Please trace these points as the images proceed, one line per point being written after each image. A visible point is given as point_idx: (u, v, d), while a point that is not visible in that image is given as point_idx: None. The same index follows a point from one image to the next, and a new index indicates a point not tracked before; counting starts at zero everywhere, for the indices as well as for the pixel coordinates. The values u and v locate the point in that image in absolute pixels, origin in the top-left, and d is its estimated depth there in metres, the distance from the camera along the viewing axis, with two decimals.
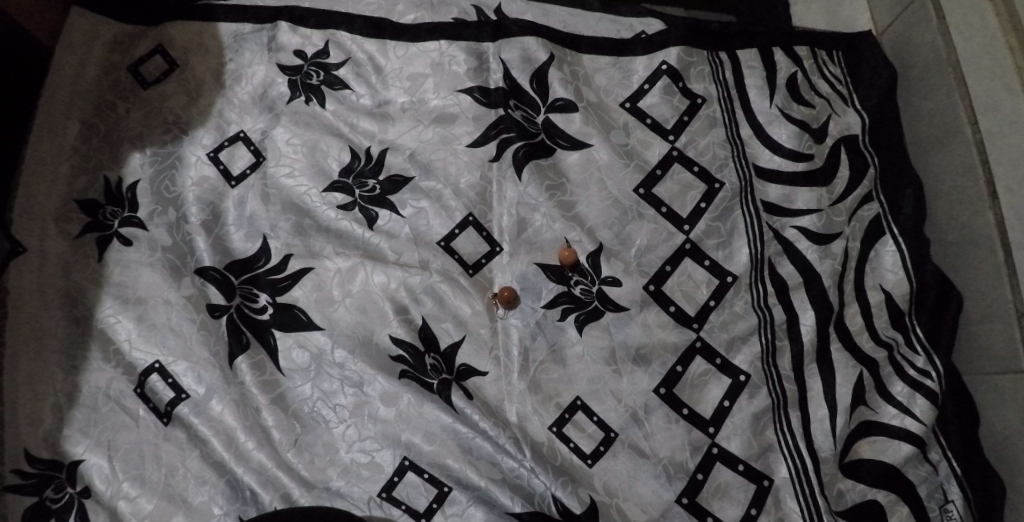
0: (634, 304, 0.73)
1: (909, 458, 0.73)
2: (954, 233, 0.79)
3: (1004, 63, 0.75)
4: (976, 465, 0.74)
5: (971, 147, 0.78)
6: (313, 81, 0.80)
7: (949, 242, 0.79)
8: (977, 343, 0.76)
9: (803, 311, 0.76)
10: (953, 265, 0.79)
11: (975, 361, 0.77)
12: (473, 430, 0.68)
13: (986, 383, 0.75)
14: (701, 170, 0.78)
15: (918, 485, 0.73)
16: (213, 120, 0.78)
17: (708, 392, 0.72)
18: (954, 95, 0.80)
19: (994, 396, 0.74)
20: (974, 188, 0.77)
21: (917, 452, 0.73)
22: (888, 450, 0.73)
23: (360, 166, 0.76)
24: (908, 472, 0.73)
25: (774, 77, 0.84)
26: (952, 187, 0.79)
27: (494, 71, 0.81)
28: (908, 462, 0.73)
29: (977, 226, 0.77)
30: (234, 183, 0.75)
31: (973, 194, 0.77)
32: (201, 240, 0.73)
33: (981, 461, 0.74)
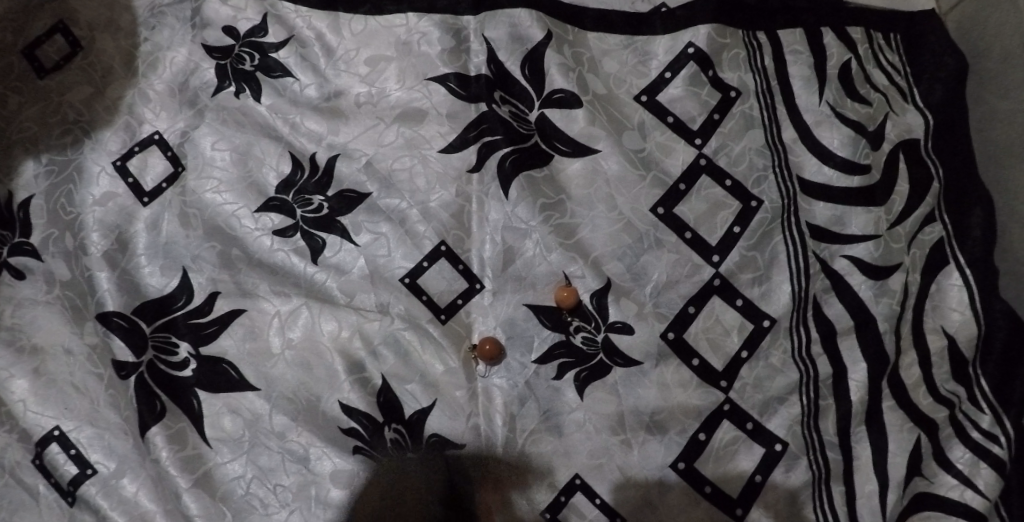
0: (648, 357, 0.59)
1: None
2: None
3: None
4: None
5: None
6: (246, 66, 0.64)
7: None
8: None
9: (853, 363, 0.61)
10: None
11: None
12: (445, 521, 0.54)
13: None
14: (734, 184, 0.63)
15: None
16: (121, 117, 0.62)
17: (735, 465, 0.58)
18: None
19: None
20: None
21: None
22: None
23: (303, 178, 0.61)
24: None
25: (823, 64, 0.67)
26: None
27: (475, 53, 0.65)
28: None
29: None
30: (147, 200, 0.60)
31: None
32: (104, 278, 0.58)
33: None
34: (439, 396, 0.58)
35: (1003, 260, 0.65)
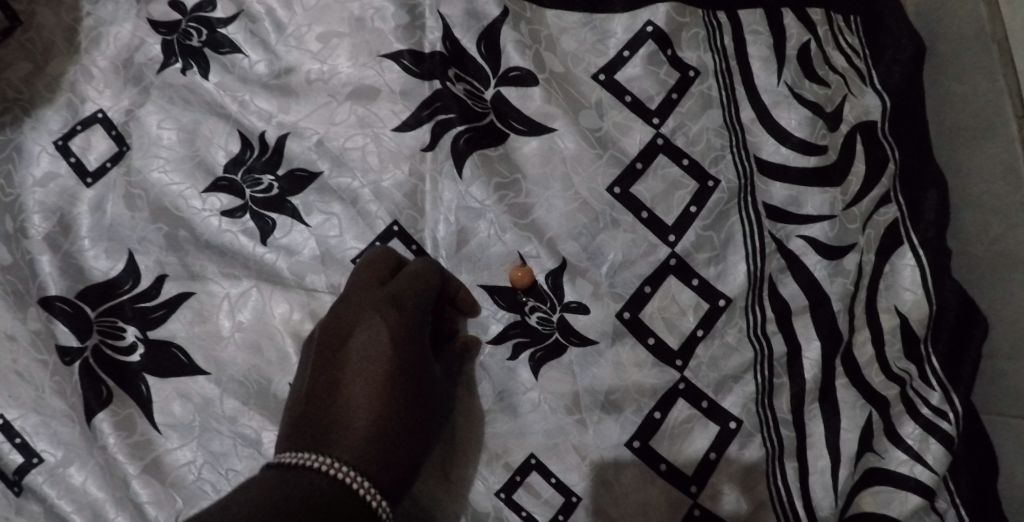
0: (604, 337, 0.60)
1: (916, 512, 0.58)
2: (983, 243, 0.64)
3: None
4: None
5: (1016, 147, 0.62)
6: (194, 42, 0.61)
7: (979, 255, 0.65)
8: (1009, 379, 0.62)
9: (807, 342, 0.61)
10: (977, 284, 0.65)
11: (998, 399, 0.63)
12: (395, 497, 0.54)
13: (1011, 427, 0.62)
14: (691, 164, 0.62)
15: None
16: (62, 95, 0.60)
17: (690, 442, 0.59)
18: (998, 81, 0.63)
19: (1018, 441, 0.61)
20: (1013, 195, 0.62)
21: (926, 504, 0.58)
22: (893, 501, 0.58)
23: (252, 158, 0.60)
24: None
25: (783, 45, 0.65)
26: (986, 192, 0.64)
27: (431, 29, 0.63)
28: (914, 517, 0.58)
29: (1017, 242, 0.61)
30: (90, 181, 0.59)
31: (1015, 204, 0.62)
32: (45, 261, 0.57)
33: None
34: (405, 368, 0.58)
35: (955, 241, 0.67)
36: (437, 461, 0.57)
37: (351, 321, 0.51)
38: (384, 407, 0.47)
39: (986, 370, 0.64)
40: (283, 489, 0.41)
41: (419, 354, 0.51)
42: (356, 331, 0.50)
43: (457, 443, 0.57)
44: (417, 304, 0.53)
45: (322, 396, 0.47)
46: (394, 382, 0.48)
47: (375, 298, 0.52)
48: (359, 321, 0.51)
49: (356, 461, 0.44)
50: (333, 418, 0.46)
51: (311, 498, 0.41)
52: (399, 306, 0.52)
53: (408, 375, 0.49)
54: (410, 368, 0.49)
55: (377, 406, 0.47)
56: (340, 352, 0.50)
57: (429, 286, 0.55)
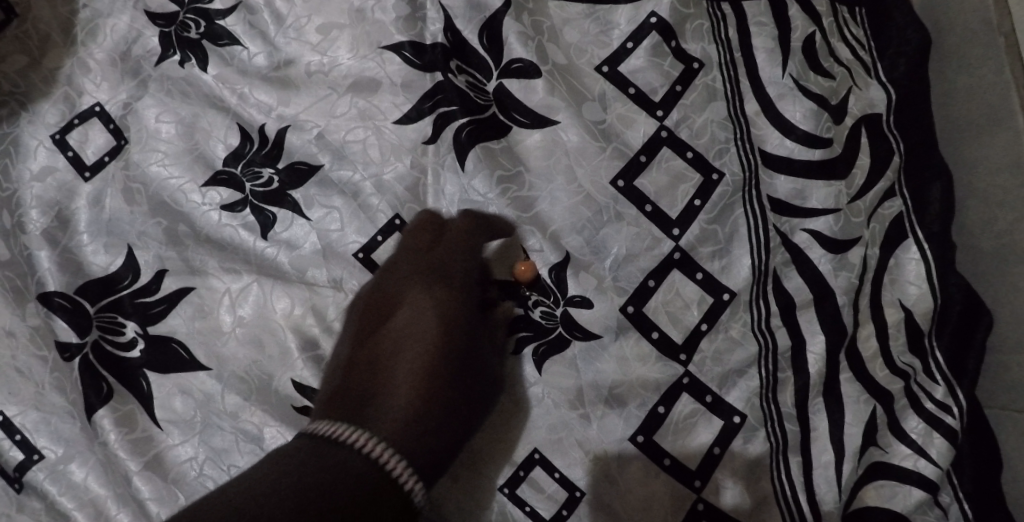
0: (607, 331, 0.59)
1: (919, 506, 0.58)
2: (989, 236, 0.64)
3: None
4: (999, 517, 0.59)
5: (1021, 140, 0.61)
6: (192, 34, 0.61)
7: (983, 248, 0.64)
8: (1013, 373, 0.61)
9: (812, 336, 0.61)
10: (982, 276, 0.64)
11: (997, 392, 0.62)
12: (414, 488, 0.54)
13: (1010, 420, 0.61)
14: (696, 156, 0.61)
15: None
16: (60, 88, 0.59)
17: (695, 437, 0.59)
18: (1006, 76, 0.63)
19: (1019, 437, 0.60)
20: (1020, 191, 0.61)
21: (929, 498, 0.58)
22: (897, 496, 0.58)
23: (251, 151, 0.59)
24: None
25: (787, 37, 0.64)
26: (991, 185, 0.63)
27: (432, 20, 0.62)
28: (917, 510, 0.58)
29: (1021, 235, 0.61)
30: (88, 174, 0.58)
31: (1020, 197, 0.61)
32: (44, 256, 0.56)
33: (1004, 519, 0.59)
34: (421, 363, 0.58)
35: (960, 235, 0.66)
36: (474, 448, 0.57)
37: (401, 300, 0.52)
38: (428, 381, 0.47)
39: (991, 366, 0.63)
40: (319, 460, 0.40)
41: (467, 331, 0.52)
42: (405, 308, 0.52)
43: (497, 435, 0.57)
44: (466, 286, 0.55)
45: (367, 368, 0.48)
46: (439, 359, 0.49)
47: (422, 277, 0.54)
48: (407, 298, 0.53)
49: (395, 424, 0.44)
50: (376, 384, 0.47)
51: (356, 465, 0.40)
52: (447, 281, 0.54)
53: (450, 347, 0.50)
54: (454, 345, 0.51)
55: (424, 377, 0.48)
56: (385, 328, 0.51)
57: (475, 260, 0.57)
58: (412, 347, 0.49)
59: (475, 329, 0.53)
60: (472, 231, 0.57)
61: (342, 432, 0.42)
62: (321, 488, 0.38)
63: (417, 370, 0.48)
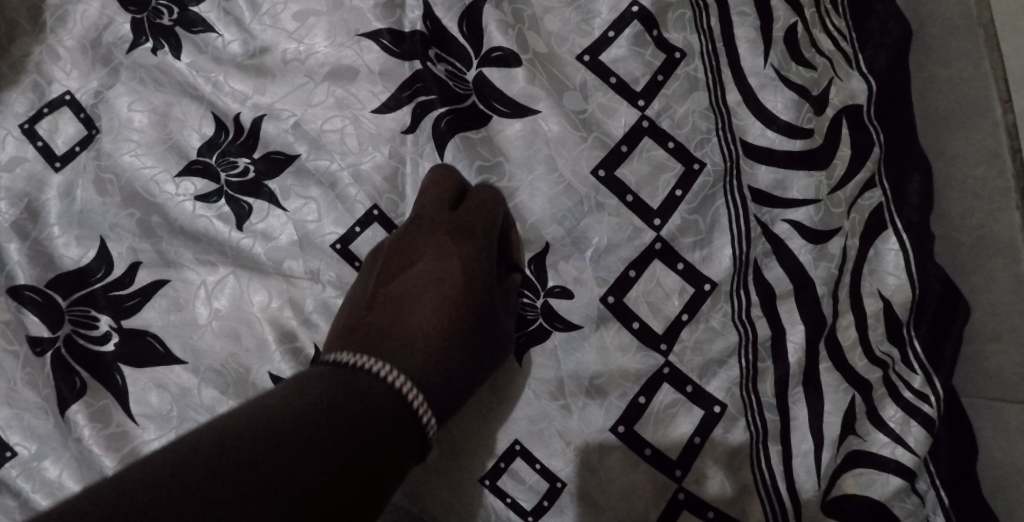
0: (588, 321, 0.59)
1: (896, 492, 0.58)
2: (965, 228, 0.63)
3: None
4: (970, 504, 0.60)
5: (1000, 130, 0.61)
6: (165, 21, 0.59)
7: (959, 236, 0.64)
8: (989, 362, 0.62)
9: (791, 326, 0.61)
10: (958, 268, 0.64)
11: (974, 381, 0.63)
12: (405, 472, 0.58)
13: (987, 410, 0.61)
14: (677, 147, 0.61)
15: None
16: (28, 76, 0.58)
17: (675, 427, 0.59)
18: (983, 62, 0.63)
19: (996, 428, 0.60)
20: (994, 177, 0.61)
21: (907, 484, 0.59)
22: (875, 484, 0.59)
23: (226, 141, 0.58)
24: (894, 507, 0.58)
25: (770, 26, 0.64)
26: (968, 176, 0.63)
27: (411, 8, 0.61)
28: (895, 496, 0.59)
29: (997, 226, 0.61)
30: (58, 165, 0.57)
31: (997, 188, 0.61)
32: (14, 249, 0.55)
33: (978, 507, 0.60)
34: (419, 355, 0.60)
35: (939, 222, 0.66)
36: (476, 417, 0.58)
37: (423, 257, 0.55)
38: (441, 340, 0.51)
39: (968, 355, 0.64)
40: (339, 384, 0.43)
41: (484, 295, 0.55)
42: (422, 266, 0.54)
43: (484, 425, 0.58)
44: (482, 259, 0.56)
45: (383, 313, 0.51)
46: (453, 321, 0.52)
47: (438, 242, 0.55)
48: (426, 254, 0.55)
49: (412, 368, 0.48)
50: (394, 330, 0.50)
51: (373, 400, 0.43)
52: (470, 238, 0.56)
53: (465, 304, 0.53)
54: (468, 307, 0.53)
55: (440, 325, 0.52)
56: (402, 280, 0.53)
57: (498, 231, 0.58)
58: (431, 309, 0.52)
59: (492, 300, 0.55)
60: (492, 204, 0.57)
61: (364, 359, 0.46)
62: (340, 412, 0.41)
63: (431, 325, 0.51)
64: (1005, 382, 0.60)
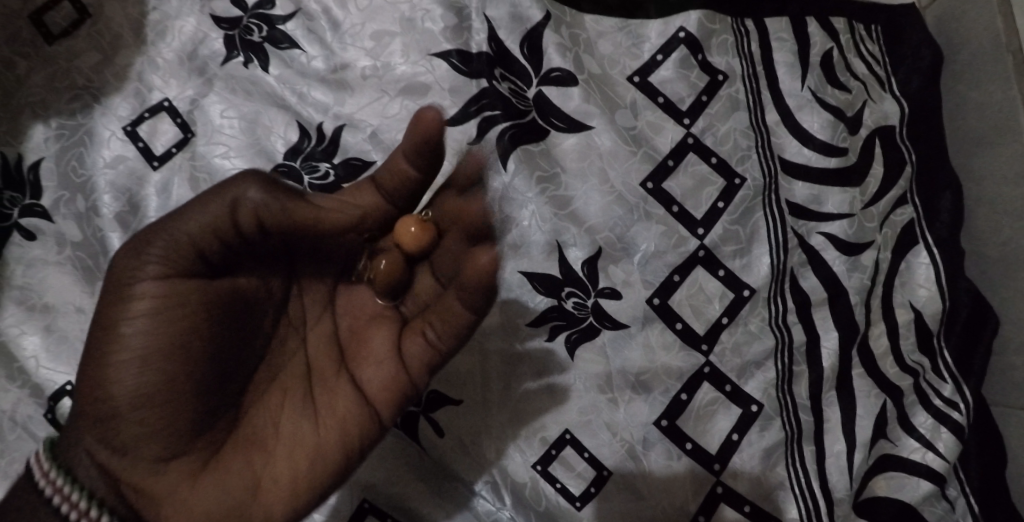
0: (635, 321, 0.64)
1: (928, 495, 0.64)
2: (994, 245, 0.68)
3: None
4: (1002, 508, 0.65)
5: None
6: (254, 37, 0.65)
7: (989, 255, 0.69)
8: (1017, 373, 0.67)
9: (826, 332, 0.65)
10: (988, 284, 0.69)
11: (1006, 391, 0.67)
12: (458, 457, 0.60)
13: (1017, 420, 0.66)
14: (720, 162, 0.66)
15: None
16: (130, 84, 0.64)
17: (714, 424, 0.63)
18: (1012, 88, 0.67)
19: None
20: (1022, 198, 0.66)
21: (937, 489, 0.64)
22: (906, 487, 0.64)
23: (309, 146, 0.63)
24: (924, 510, 0.64)
25: (807, 52, 0.69)
26: (997, 194, 0.68)
27: (477, 31, 0.67)
28: (925, 500, 0.64)
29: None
30: (156, 164, 0.62)
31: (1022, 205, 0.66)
32: (116, 238, 0.61)
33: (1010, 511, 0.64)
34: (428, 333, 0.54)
35: (968, 242, 0.71)
36: (519, 404, 0.61)
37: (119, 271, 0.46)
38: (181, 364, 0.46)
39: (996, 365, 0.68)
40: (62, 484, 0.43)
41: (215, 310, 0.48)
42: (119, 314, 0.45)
43: (531, 412, 0.61)
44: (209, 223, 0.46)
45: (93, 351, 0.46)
46: (183, 335, 0.46)
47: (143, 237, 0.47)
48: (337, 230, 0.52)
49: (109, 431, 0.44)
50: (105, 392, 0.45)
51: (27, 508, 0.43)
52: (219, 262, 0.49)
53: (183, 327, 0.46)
54: (222, 321, 0.48)
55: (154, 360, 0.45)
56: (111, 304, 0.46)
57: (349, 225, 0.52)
58: (133, 341, 0.45)
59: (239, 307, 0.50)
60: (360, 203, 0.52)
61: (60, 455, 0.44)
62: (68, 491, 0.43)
63: (157, 348, 0.45)
64: None
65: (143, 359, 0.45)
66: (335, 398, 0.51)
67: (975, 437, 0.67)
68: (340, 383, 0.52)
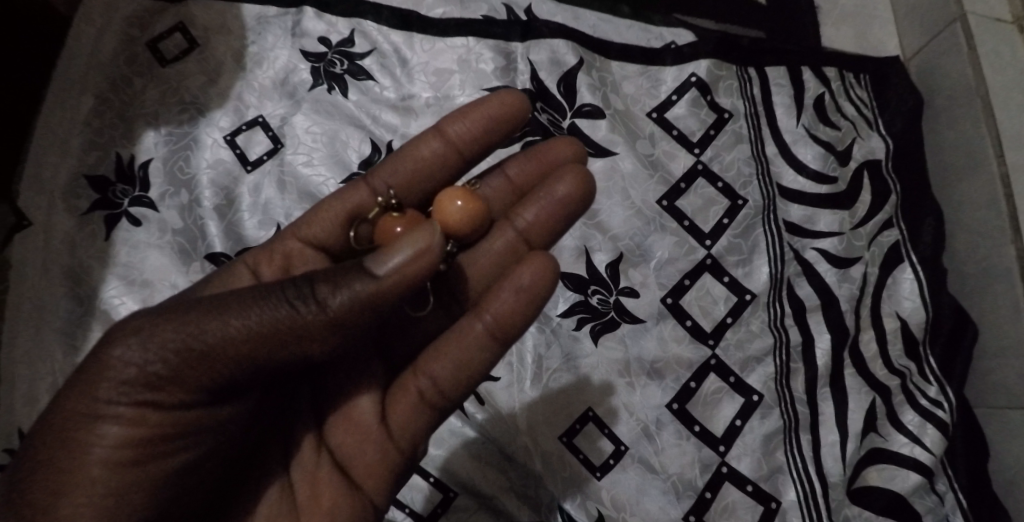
0: (651, 317, 0.73)
1: (917, 488, 0.71)
2: (972, 263, 0.78)
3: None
4: (985, 498, 0.73)
5: (995, 180, 0.76)
6: (337, 69, 0.78)
7: (968, 273, 0.79)
8: (996, 378, 0.75)
9: (820, 334, 0.74)
10: (970, 298, 0.78)
11: (986, 393, 0.76)
12: (492, 429, 0.68)
13: (998, 418, 0.75)
14: (725, 186, 0.77)
15: (925, 517, 0.70)
16: (231, 102, 0.76)
17: (720, 411, 0.71)
18: (982, 130, 0.78)
19: (1005, 432, 0.74)
20: (993, 221, 0.76)
21: (926, 482, 0.71)
22: (896, 478, 0.71)
23: (380, 159, 0.75)
24: (914, 502, 0.70)
25: (802, 95, 0.82)
26: (973, 219, 0.78)
27: (521, 72, 0.79)
28: (915, 493, 0.71)
29: (996, 259, 0.76)
30: (250, 168, 0.74)
31: (992, 227, 0.76)
32: (213, 225, 0.72)
33: (992, 503, 0.72)
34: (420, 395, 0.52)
35: (950, 262, 0.81)
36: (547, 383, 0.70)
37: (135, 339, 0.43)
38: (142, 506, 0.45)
39: (977, 370, 0.77)
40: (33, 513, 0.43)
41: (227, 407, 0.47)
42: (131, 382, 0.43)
43: (560, 390, 0.70)
44: (219, 347, 0.43)
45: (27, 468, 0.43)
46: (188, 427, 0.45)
47: (130, 346, 0.43)
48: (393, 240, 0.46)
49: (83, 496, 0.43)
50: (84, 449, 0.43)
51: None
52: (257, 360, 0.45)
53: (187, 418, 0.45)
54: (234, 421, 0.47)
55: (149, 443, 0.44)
56: (78, 411, 0.43)
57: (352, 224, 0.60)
58: (85, 472, 0.43)
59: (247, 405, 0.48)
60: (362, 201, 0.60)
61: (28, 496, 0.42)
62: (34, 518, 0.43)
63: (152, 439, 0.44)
64: (1013, 394, 0.73)
65: (100, 508, 0.43)
66: (319, 493, 0.51)
67: (961, 434, 0.75)
68: (320, 464, 0.53)
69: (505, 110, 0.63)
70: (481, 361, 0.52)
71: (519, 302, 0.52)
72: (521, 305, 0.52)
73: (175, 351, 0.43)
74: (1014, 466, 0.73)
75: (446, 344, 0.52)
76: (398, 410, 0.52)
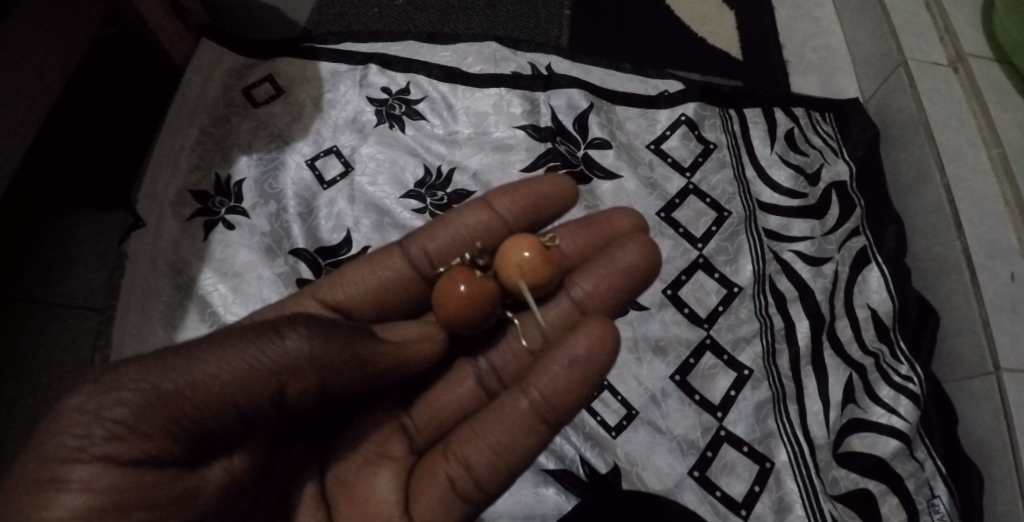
0: (654, 305, 0.87)
1: (897, 453, 0.80)
2: (930, 260, 0.92)
3: (975, 138, 0.94)
4: (958, 462, 0.82)
5: (940, 190, 0.91)
6: (396, 112, 0.96)
7: (927, 270, 0.92)
8: (957, 354, 0.86)
9: (799, 320, 0.87)
10: (931, 290, 0.91)
11: (951, 370, 0.87)
12: None
13: (963, 390, 0.85)
14: (713, 201, 0.93)
15: (906, 479, 0.80)
16: (310, 135, 0.94)
17: (716, 384, 0.83)
18: (926, 151, 0.94)
19: (970, 401, 0.84)
20: (941, 224, 0.91)
21: (904, 448, 0.81)
22: (878, 445, 0.81)
23: (431, 180, 0.92)
24: (896, 465, 0.80)
25: (774, 130, 0.99)
26: (926, 225, 0.93)
27: (544, 114, 0.96)
28: (896, 457, 0.80)
29: (947, 253, 0.89)
30: (325, 186, 0.91)
31: (941, 228, 0.91)
32: (295, 228, 0.88)
33: (966, 464, 0.81)
34: (451, 475, 0.55)
35: (913, 263, 0.94)
36: None
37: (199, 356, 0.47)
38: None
39: (943, 350, 0.88)
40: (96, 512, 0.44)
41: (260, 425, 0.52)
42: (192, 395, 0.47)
43: None
44: (217, 399, 0.47)
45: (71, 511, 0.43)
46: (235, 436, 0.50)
47: (81, 393, 0.45)
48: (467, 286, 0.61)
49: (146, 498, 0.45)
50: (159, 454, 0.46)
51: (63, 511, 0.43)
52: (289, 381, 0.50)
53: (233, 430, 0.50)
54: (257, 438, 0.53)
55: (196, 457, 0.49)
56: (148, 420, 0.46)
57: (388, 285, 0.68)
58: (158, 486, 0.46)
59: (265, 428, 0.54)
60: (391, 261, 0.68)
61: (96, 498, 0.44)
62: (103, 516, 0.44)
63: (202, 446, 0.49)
64: (975, 366, 0.84)
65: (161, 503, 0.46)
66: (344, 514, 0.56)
67: (935, 407, 0.84)
68: None
69: (556, 191, 0.71)
70: (525, 445, 0.54)
71: (568, 377, 0.54)
72: (572, 375, 0.54)
73: (217, 382, 0.47)
74: (980, 430, 0.82)
75: (487, 424, 0.55)
76: (424, 491, 0.55)
